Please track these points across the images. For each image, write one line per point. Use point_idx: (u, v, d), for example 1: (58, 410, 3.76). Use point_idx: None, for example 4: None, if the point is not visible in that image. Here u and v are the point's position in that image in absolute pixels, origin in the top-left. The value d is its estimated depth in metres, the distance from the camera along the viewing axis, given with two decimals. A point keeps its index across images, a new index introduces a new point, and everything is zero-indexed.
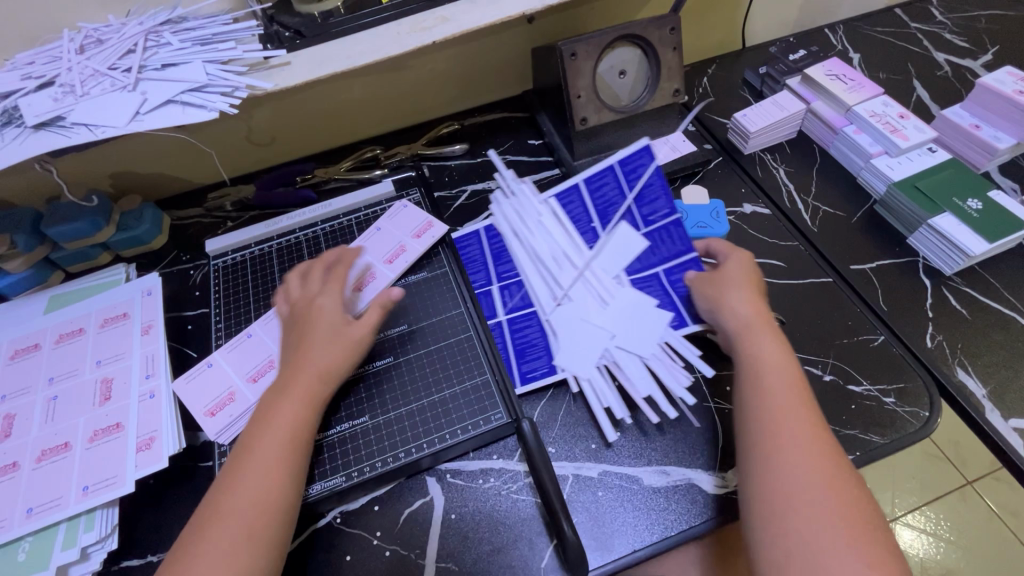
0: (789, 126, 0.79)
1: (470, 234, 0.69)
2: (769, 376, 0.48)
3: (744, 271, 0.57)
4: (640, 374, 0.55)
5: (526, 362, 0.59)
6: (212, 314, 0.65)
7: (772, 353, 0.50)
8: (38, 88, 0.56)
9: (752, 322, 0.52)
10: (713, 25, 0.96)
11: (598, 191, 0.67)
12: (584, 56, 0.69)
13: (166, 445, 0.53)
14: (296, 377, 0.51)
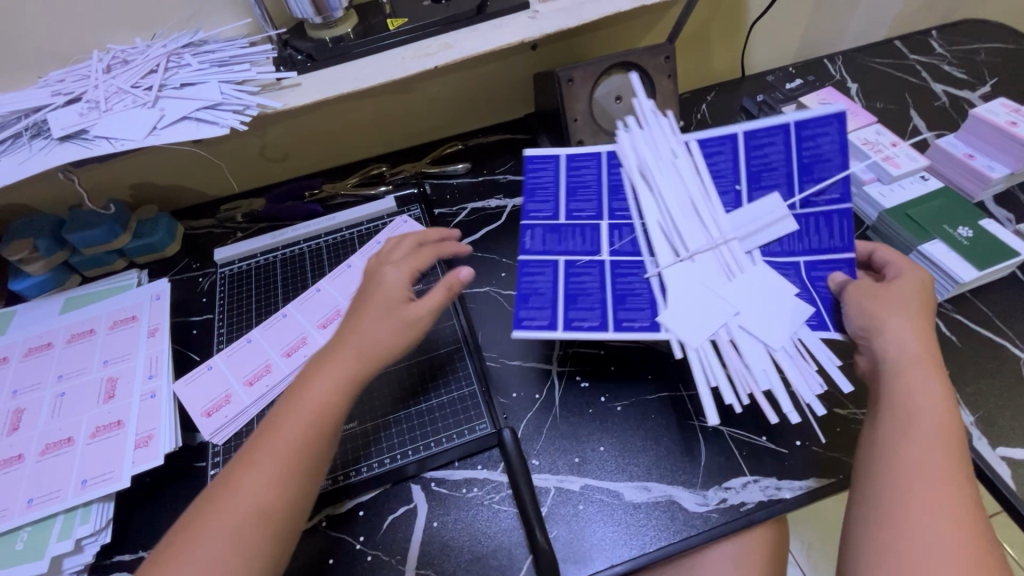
0: None
1: (590, 154, 0.58)
2: (916, 428, 0.42)
3: (912, 290, 0.48)
4: (761, 363, 0.47)
5: (623, 310, 0.51)
6: (216, 319, 0.68)
7: (934, 397, 0.43)
8: (66, 104, 0.60)
9: (911, 355, 0.45)
10: (713, 55, 0.99)
11: (759, 151, 0.55)
12: (580, 81, 0.72)
13: (162, 443, 0.55)
14: (341, 350, 0.50)
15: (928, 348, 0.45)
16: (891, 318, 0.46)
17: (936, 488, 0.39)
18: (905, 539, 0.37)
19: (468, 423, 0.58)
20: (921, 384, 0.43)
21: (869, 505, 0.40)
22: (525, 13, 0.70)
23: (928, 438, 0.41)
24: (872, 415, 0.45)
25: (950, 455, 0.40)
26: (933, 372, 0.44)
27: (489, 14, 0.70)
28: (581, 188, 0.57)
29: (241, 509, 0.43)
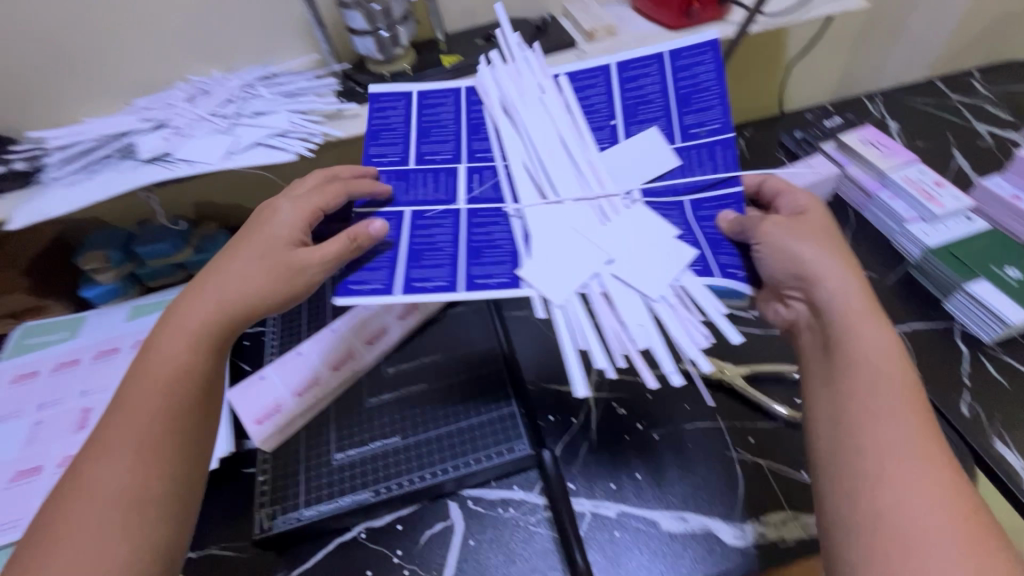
0: (823, 189, 0.81)
1: (448, 89, 0.58)
2: (875, 386, 0.40)
3: (824, 229, 0.49)
4: (638, 318, 0.42)
5: (477, 264, 0.45)
6: (267, 330, 0.71)
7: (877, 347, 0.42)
8: (152, 129, 0.66)
9: (854, 305, 0.44)
10: (751, 91, 1.01)
11: (633, 84, 0.55)
12: None
13: (217, 448, 0.59)
14: (200, 298, 0.47)
15: (862, 293, 0.45)
16: (822, 266, 0.45)
17: (913, 451, 0.37)
18: (898, 517, 0.35)
19: (505, 443, 0.57)
20: (866, 335, 0.42)
21: (853, 482, 0.37)
22: (572, 51, 0.74)
23: (891, 394, 0.40)
24: (827, 374, 0.43)
25: (912, 407, 0.39)
26: (877, 321, 0.43)
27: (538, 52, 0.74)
28: (434, 128, 0.56)
29: (118, 478, 0.40)
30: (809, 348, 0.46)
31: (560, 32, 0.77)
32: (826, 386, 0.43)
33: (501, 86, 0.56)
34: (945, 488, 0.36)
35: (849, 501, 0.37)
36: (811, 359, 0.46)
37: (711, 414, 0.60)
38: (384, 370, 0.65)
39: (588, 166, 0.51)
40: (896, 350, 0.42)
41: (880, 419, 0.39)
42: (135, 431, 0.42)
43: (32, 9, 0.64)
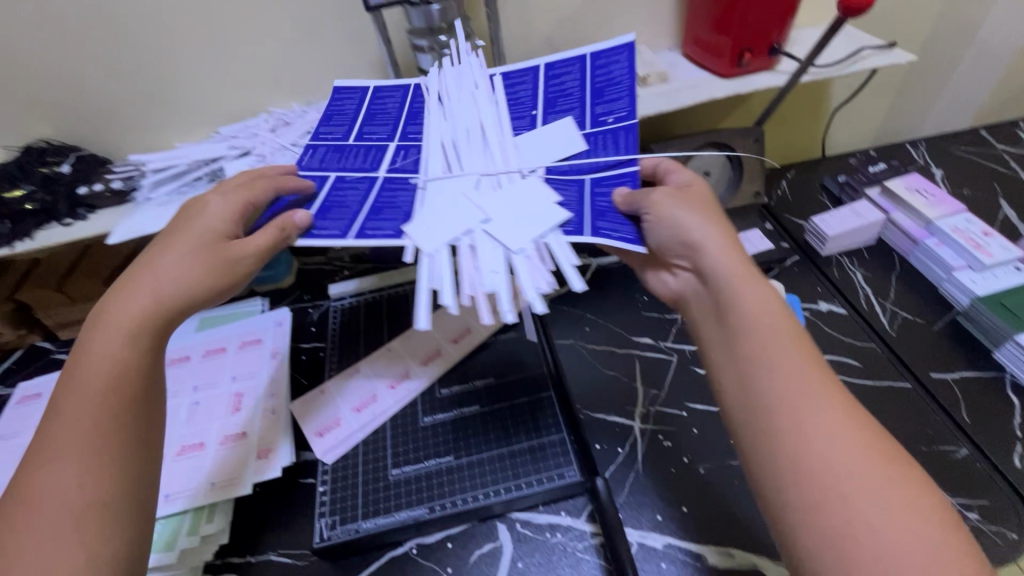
0: (868, 233, 0.82)
1: (398, 87, 0.62)
2: (770, 346, 0.41)
3: (704, 194, 0.52)
4: (493, 265, 0.44)
5: (373, 219, 0.48)
6: (328, 349, 0.76)
7: (759, 306, 0.43)
8: (239, 156, 0.72)
9: (737, 267, 0.46)
10: (793, 134, 1.04)
11: (556, 80, 0.58)
12: (674, 157, 0.78)
13: (281, 456, 0.62)
14: (136, 289, 0.46)
15: (740, 252, 0.47)
16: (705, 232, 0.47)
17: (825, 405, 0.38)
18: (826, 478, 0.35)
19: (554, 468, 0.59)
20: (750, 293, 0.44)
21: (780, 455, 0.37)
22: None
23: (788, 350, 0.41)
24: (727, 341, 0.44)
25: (807, 355, 0.41)
26: (758, 278, 0.45)
27: None
28: (379, 114, 0.60)
29: (71, 484, 0.39)
30: (702, 312, 0.48)
31: None
32: (726, 351, 0.44)
33: (440, 79, 0.59)
34: (860, 432, 0.37)
35: (778, 470, 0.37)
36: (708, 325, 0.47)
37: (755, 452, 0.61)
38: (437, 392, 0.67)
39: (498, 149, 0.53)
40: (777, 302, 0.44)
41: (788, 380, 0.39)
42: (79, 430, 0.41)
43: (137, 49, 0.72)
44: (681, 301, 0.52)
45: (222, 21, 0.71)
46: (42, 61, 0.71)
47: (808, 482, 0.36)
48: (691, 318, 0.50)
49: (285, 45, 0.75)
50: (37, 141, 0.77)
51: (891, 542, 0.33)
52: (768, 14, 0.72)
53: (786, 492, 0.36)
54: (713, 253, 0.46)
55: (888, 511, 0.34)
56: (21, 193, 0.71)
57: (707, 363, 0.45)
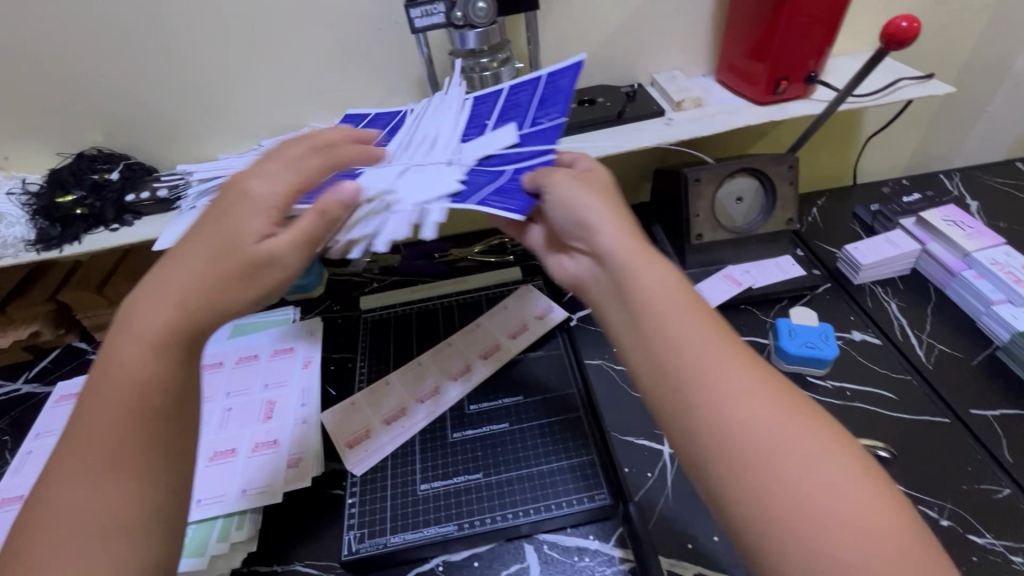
0: (903, 263, 0.81)
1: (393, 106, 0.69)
2: (681, 331, 0.38)
3: (600, 173, 0.51)
4: (369, 220, 0.47)
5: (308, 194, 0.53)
6: (358, 360, 0.76)
7: (659, 281, 0.41)
8: None
9: (631, 246, 0.43)
10: (823, 162, 1.04)
11: (514, 93, 0.61)
12: (707, 181, 0.78)
13: (312, 466, 0.63)
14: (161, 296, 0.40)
15: (634, 229, 0.45)
16: (597, 210, 0.45)
17: (749, 387, 0.36)
18: (765, 467, 0.33)
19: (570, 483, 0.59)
20: (650, 273, 0.41)
21: (712, 451, 0.35)
22: (660, 119, 0.80)
23: (699, 331, 0.38)
24: (632, 330, 0.41)
25: (717, 332, 0.39)
26: (656, 256, 0.43)
27: (627, 118, 0.79)
28: (369, 124, 0.67)
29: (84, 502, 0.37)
30: (603, 294, 0.45)
31: (648, 101, 0.82)
32: (633, 336, 0.41)
33: (427, 103, 0.66)
34: (786, 405, 0.35)
35: (715, 465, 0.35)
36: (612, 311, 0.43)
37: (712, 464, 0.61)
38: (466, 409, 0.68)
39: (440, 146, 0.56)
40: (677, 280, 0.41)
41: (704, 368, 0.37)
42: (89, 445, 0.38)
43: (190, 63, 0.74)
44: (576, 284, 0.49)
45: (271, 39, 0.74)
46: (99, 73, 0.74)
47: (748, 474, 0.34)
48: (593, 301, 0.46)
49: (329, 63, 0.77)
50: (89, 148, 0.80)
51: (840, 512, 0.32)
52: (804, 43, 0.73)
53: (730, 491, 0.34)
54: (610, 234, 0.44)
55: (832, 481, 0.33)
56: (72, 197, 0.73)
57: (618, 348, 0.42)
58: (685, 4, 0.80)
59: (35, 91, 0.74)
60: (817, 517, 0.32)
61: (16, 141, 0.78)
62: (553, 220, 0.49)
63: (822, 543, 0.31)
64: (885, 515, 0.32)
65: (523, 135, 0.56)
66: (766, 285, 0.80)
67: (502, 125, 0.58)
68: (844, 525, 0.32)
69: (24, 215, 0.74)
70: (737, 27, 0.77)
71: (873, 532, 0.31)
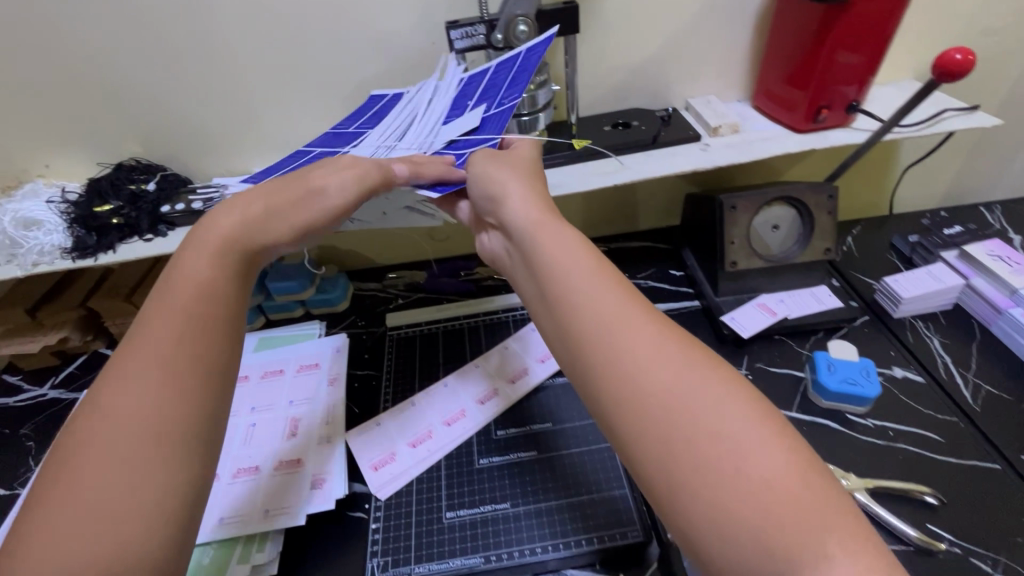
0: (945, 298, 0.78)
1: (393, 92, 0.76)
2: (581, 291, 0.39)
3: (522, 156, 0.55)
4: None
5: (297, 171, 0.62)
6: (383, 378, 0.76)
7: (566, 245, 0.43)
8: None
9: (536, 216, 0.46)
10: (858, 190, 1.02)
11: (498, 72, 0.65)
12: (742, 209, 0.77)
13: (336, 488, 0.61)
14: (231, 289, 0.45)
15: (542, 201, 0.48)
16: (507, 187, 0.49)
17: (647, 342, 0.36)
18: (663, 419, 0.34)
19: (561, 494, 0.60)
20: (554, 239, 0.43)
21: (616, 405, 0.35)
22: (696, 144, 0.79)
23: (600, 290, 0.39)
24: (541, 299, 0.42)
25: (616, 289, 0.39)
26: (560, 224, 0.45)
27: (662, 143, 0.78)
28: (370, 106, 0.74)
29: None
30: (517, 266, 0.48)
31: (683, 125, 0.81)
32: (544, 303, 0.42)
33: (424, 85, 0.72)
34: (688, 357, 0.36)
35: (628, 422, 0.35)
36: (525, 282, 0.46)
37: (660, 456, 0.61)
38: (493, 433, 0.66)
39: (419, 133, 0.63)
40: (582, 244, 0.43)
41: (605, 327, 0.37)
42: None
43: (229, 79, 0.75)
44: (498, 260, 0.53)
45: (310, 56, 0.75)
46: (140, 86, 0.75)
47: (647, 425, 0.34)
48: (511, 275, 0.50)
49: (366, 81, 0.78)
50: (127, 159, 0.81)
51: (739, 458, 0.31)
52: (848, 71, 0.72)
53: (633, 447, 0.35)
54: (515, 207, 0.47)
55: (734, 429, 0.32)
56: (109, 207, 0.74)
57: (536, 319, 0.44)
58: (724, 30, 0.79)
59: (78, 103, 0.75)
60: (715, 464, 0.31)
61: (58, 150, 0.80)
62: (473, 198, 0.53)
63: (721, 488, 0.31)
64: (786, 459, 0.32)
65: (484, 117, 0.60)
66: (804, 317, 0.77)
67: (478, 106, 0.63)
68: (743, 472, 0.31)
69: (62, 223, 0.74)
70: (776, 53, 0.76)
71: (776, 476, 0.31)
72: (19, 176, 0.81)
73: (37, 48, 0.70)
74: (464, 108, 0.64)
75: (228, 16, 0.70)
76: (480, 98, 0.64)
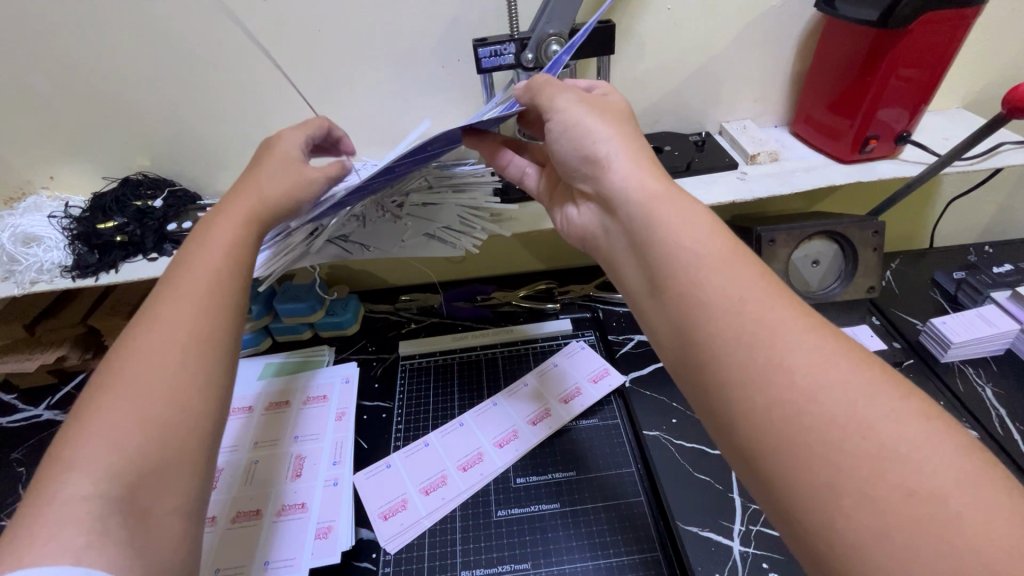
0: (997, 343, 0.73)
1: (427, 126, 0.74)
2: (717, 276, 0.34)
3: (617, 106, 0.48)
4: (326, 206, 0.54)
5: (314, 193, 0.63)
6: (394, 412, 0.71)
7: (692, 231, 0.37)
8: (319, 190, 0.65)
9: (654, 187, 0.40)
10: (898, 221, 0.97)
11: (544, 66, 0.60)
12: (782, 242, 0.72)
13: (341, 539, 0.57)
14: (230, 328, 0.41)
15: (653, 170, 0.42)
16: (612, 147, 0.43)
17: (821, 363, 0.30)
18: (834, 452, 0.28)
19: (602, 548, 0.55)
20: (679, 218, 0.37)
21: (759, 434, 0.31)
22: (733, 172, 0.74)
23: (743, 284, 0.34)
24: (651, 284, 0.38)
25: (758, 279, 0.34)
26: (684, 200, 0.39)
27: (697, 170, 0.74)
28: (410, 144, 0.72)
29: None
30: (617, 241, 0.44)
31: (718, 152, 0.78)
32: (655, 298, 0.38)
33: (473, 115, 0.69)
34: (858, 388, 0.30)
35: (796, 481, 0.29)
36: (628, 260, 0.42)
37: (698, 481, 0.60)
38: (513, 481, 0.62)
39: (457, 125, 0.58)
40: (709, 223, 0.38)
41: (766, 335, 0.32)
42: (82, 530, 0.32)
43: (242, 92, 0.72)
44: (590, 239, 0.49)
45: (329, 73, 0.71)
46: (151, 99, 0.71)
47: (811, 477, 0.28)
48: (606, 253, 0.46)
49: (387, 97, 0.74)
50: (135, 173, 0.78)
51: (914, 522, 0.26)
52: (898, 100, 0.67)
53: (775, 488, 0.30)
54: (625, 174, 0.41)
55: None
56: (114, 224, 0.71)
57: (642, 313, 0.41)
58: (764, 53, 0.75)
59: (86, 115, 0.72)
60: (906, 522, 0.26)
61: (63, 163, 0.76)
62: (559, 151, 0.47)
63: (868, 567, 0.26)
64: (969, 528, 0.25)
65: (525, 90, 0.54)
66: None
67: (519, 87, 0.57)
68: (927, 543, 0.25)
69: (63, 239, 0.71)
70: (818, 78, 0.72)
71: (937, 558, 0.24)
72: (22, 187, 0.78)
73: (44, 58, 0.67)
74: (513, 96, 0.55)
75: (246, 29, 0.67)
76: None
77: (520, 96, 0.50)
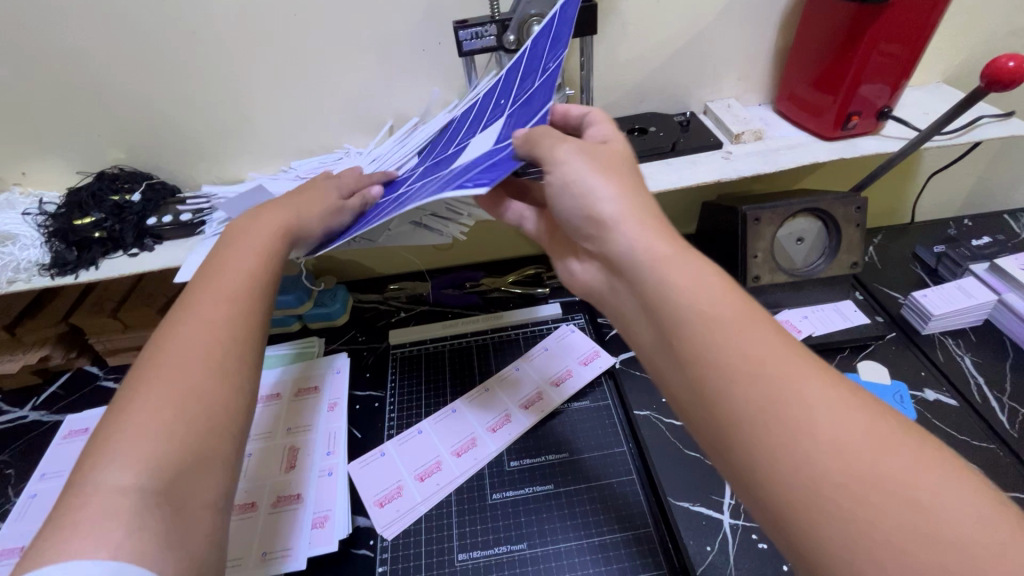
0: (975, 314, 0.75)
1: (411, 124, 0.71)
2: (732, 339, 0.33)
3: (620, 155, 0.46)
4: None
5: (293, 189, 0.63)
6: (387, 401, 0.71)
7: (710, 303, 0.35)
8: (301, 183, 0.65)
9: (661, 249, 0.38)
10: (881, 197, 0.98)
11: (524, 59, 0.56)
12: (766, 221, 0.72)
13: (337, 528, 0.57)
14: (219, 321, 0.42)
15: (660, 229, 0.39)
16: (617, 209, 0.40)
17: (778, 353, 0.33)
18: (823, 424, 0.30)
19: (594, 526, 0.57)
20: (691, 282, 0.36)
21: (736, 414, 0.32)
22: (718, 152, 0.74)
23: (759, 345, 0.33)
24: (663, 344, 0.38)
25: (749, 313, 0.35)
26: (691, 258, 0.37)
27: (682, 150, 0.74)
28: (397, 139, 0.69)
29: None
30: (629, 305, 0.43)
31: (703, 131, 0.77)
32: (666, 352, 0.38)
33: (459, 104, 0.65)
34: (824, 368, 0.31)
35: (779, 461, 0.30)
36: (640, 323, 0.42)
37: (685, 456, 0.61)
38: (507, 465, 0.63)
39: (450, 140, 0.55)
40: (719, 282, 0.36)
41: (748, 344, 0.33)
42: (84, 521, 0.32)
43: (217, 80, 0.70)
44: (593, 293, 0.49)
45: (308, 59, 0.70)
46: (123, 90, 0.69)
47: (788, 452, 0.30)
48: (615, 311, 0.46)
49: (369, 83, 0.73)
50: (110, 167, 0.76)
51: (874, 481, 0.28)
52: (880, 76, 0.68)
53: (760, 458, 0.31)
54: (631, 238, 0.39)
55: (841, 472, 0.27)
56: (91, 219, 0.69)
57: (655, 365, 0.41)
58: (748, 31, 0.74)
59: (56, 108, 0.70)
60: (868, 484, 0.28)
61: (35, 158, 0.74)
62: (562, 208, 0.44)
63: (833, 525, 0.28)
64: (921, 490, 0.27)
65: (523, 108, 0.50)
66: (832, 331, 0.74)
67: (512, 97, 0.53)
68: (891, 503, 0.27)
69: (39, 237, 0.69)
70: (802, 54, 0.72)
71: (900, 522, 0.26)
72: None
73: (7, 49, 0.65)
74: (504, 111, 0.53)
75: (220, 15, 0.65)
76: (519, 94, 0.52)
77: (515, 140, 0.45)
